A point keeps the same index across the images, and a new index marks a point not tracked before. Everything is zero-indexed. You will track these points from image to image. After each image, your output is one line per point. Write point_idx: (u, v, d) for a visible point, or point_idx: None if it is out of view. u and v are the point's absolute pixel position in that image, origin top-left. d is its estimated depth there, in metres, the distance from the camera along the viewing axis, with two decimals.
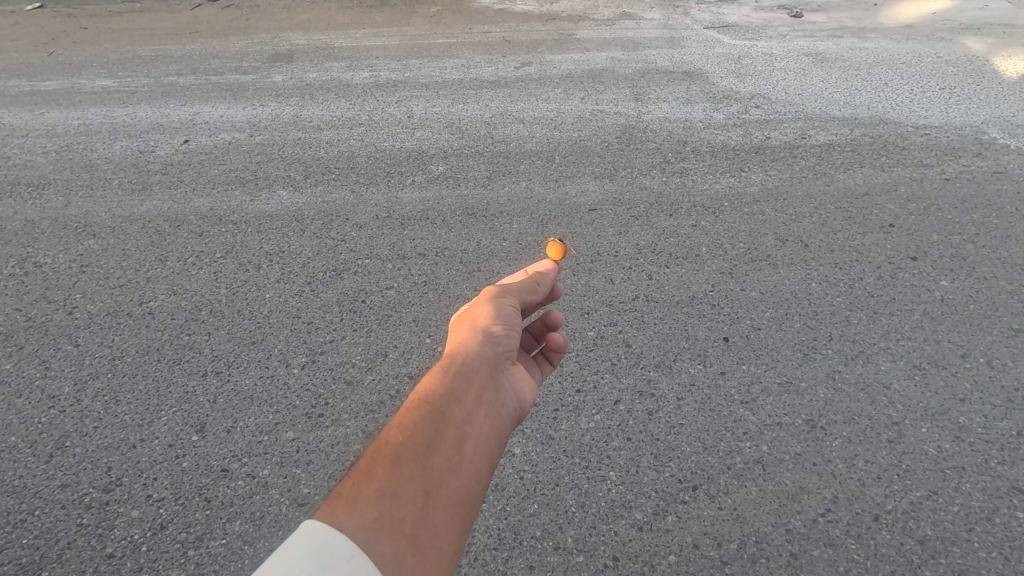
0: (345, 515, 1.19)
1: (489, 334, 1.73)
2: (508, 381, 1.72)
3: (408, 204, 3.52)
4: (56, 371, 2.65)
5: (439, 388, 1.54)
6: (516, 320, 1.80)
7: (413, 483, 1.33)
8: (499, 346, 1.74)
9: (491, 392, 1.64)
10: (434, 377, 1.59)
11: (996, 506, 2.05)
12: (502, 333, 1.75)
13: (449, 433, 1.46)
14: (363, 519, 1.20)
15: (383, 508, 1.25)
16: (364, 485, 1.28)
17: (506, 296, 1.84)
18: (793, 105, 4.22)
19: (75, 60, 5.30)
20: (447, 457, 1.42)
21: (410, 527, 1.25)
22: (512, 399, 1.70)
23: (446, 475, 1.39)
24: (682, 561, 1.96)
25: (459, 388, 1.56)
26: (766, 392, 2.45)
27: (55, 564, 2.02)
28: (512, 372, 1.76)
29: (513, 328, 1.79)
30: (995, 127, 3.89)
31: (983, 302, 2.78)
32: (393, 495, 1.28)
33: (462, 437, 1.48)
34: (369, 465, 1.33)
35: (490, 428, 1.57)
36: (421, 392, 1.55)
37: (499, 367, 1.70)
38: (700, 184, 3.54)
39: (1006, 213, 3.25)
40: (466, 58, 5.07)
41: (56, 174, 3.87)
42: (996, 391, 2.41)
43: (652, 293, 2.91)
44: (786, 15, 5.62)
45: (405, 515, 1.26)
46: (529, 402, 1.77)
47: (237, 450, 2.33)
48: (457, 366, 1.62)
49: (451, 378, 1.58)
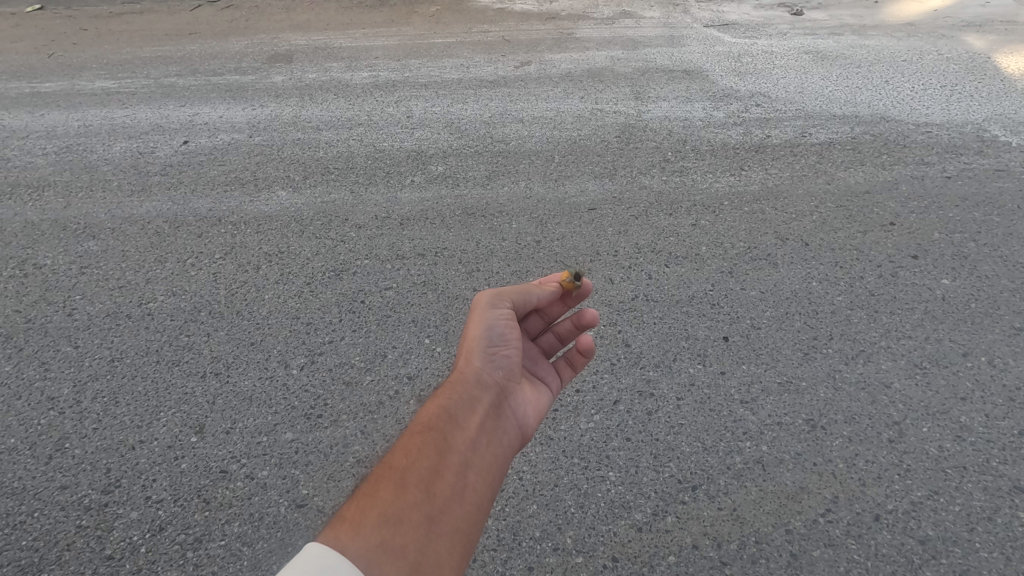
0: (347, 540, 1.21)
1: (488, 358, 1.79)
2: (507, 409, 1.76)
3: (407, 204, 3.51)
4: (56, 373, 2.66)
5: (441, 414, 1.59)
6: (512, 336, 1.84)
7: (416, 509, 1.34)
8: (498, 371, 1.79)
9: (492, 419, 1.68)
10: (435, 403, 1.63)
11: (998, 505, 2.04)
12: (500, 356, 1.81)
13: (452, 460, 1.49)
14: (366, 544, 1.21)
15: (386, 533, 1.26)
16: (368, 509, 1.30)
17: (502, 308, 1.87)
18: (793, 103, 4.21)
19: (75, 61, 5.32)
20: (449, 483, 1.44)
21: (412, 552, 1.26)
22: (511, 426, 1.74)
23: (449, 502, 1.41)
24: (682, 561, 1.95)
25: (460, 413, 1.61)
26: (766, 391, 2.44)
27: (53, 566, 2.01)
28: (512, 397, 1.80)
29: (511, 345, 1.84)
30: (997, 124, 3.87)
31: (985, 301, 2.76)
32: (397, 520, 1.30)
33: (464, 464, 1.51)
34: (373, 489, 1.35)
35: (490, 456, 1.60)
36: (423, 418, 1.59)
37: (499, 394, 1.76)
38: (700, 184, 3.52)
39: (1007, 210, 3.23)
40: (466, 58, 5.06)
41: (56, 174, 3.88)
42: (998, 390, 2.39)
43: (652, 292, 2.90)
44: (787, 13, 5.60)
45: (407, 541, 1.27)
46: (529, 427, 1.81)
47: (236, 450, 2.33)
48: (458, 393, 1.67)
49: (454, 404, 1.63)
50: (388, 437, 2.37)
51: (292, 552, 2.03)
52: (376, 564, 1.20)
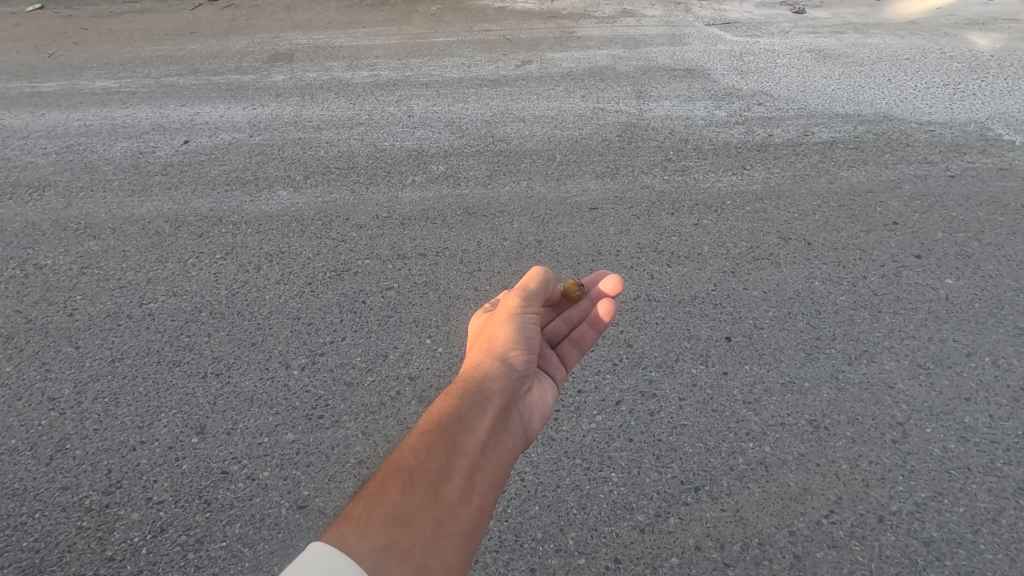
0: (353, 540, 1.20)
1: (505, 359, 1.77)
2: (516, 410, 1.74)
3: (408, 203, 3.50)
4: (57, 373, 2.65)
5: (454, 411, 1.56)
6: (535, 343, 1.86)
7: (424, 511, 1.33)
8: (514, 372, 1.77)
9: (502, 420, 1.66)
10: (448, 398, 1.60)
11: (1003, 507, 2.03)
12: (518, 357, 1.79)
13: (462, 461, 1.47)
14: (372, 546, 1.21)
15: (393, 535, 1.25)
16: (375, 509, 1.28)
17: (530, 311, 1.89)
18: (795, 101, 4.19)
19: (75, 60, 5.31)
20: (459, 486, 1.42)
21: (418, 556, 1.25)
22: (518, 428, 1.73)
23: (457, 505, 1.39)
24: (685, 563, 1.94)
25: (474, 412, 1.58)
26: (768, 392, 2.43)
27: (54, 567, 2.01)
28: (521, 399, 1.78)
29: (529, 349, 1.85)
30: (1000, 123, 3.86)
31: (989, 301, 2.75)
32: (404, 522, 1.29)
33: (473, 467, 1.49)
34: (381, 488, 1.34)
35: (497, 459, 1.58)
36: (435, 413, 1.55)
37: (511, 391, 1.73)
38: (702, 183, 3.51)
39: (1011, 209, 3.21)
40: (467, 57, 5.04)
41: (57, 174, 3.87)
42: (1002, 390, 2.38)
43: (654, 292, 2.89)
44: (789, 11, 5.58)
45: (413, 544, 1.27)
46: (533, 430, 1.80)
47: (237, 452, 2.32)
48: (473, 389, 1.64)
49: (466, 401, 1.59)
50: (389, 438, 2.37)
51: (293, 553, 2.02)
52: (380, 567, 1.19)
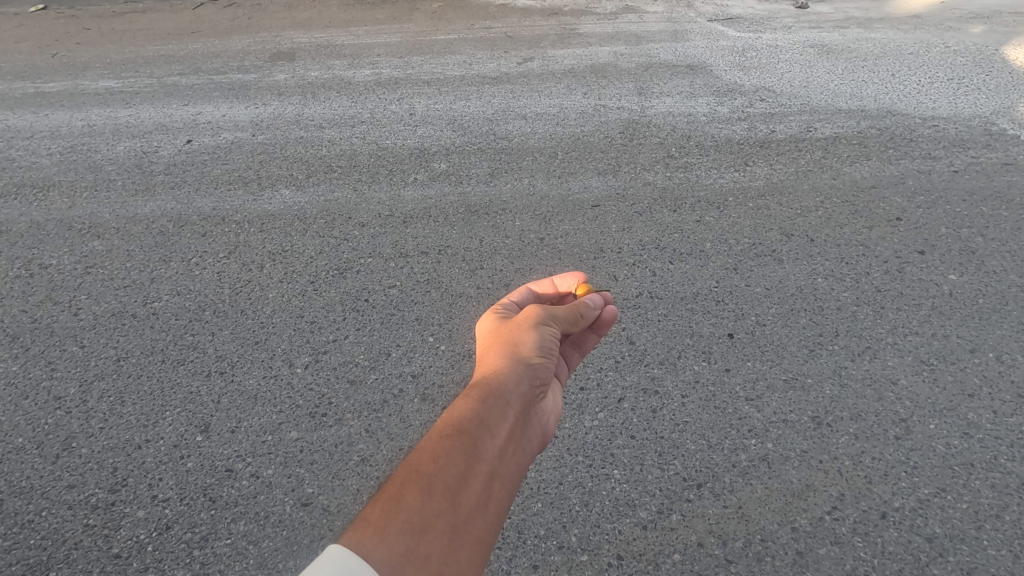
0: (370, 546, 1.21)
1: (524, 365, 1.75)
2: (535, 416, 1.73)
3: (410, 202, 3.51)
4: (63, 372, 2.67)
5: (473, 415, 1.56)
6: (554, 353, 1.85)
7: (441, 517, 1.33)
8: (535, 379, 1.76)
9: (521, 425, 1.65)
10: (466, 403, 1.60)
11: (1006, 503, 2.02)
12: (538, 365, 1.78)
13: (481, 467, 1.46)
14: (390, 552, 1.22)
15: (410, 541, 1.26)
16: (393, 514, 1.29)
17: (551, 321, 1.88)
18: (798, 97, 4.18)
19: (78, 60, 5.33)
20: (477, 491, 1.42)
21: (435, 562, 1.25)
22: (536, 433, 1.71)
23: (474, 512, 1.39)
24: (686, 560, 1.94)
25: (493, 417, 1.58)
26: (771, 388, 2.43)
27: (63, 564, 2.02)
28: (540, 404, 1.77)
29: (548, 356, 1.84)
30: (1006, 117, 3.83)
31: (993, 296, 2.74)
32: (422, 528, 1.29)
33: (493, 473, 1.48)
34: (400, 493, 1.35)
35: (517, 464, 1.57)
36: (454, 416, 1.56)
37: (530, 396, 1.72)
38: (704, 180, 3.50)
39: (1015, 205, 3.20)
40: (468, 55, 5.04)
41: (61, 175, 3.89)
42: (1006, 386, 2.38)
43: (656, 289, 2.88)
44: (792, 6, 5.55)
45: (431, 551, 1.27)
46: (550, 434, 1.78)
47: (240, 450, 2.33)
48: (492, 394, 1.63)
49: (485, 406, 1.59)
50: (393, 436, 2.38)
51: (296, 551, 2.04)
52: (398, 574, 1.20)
